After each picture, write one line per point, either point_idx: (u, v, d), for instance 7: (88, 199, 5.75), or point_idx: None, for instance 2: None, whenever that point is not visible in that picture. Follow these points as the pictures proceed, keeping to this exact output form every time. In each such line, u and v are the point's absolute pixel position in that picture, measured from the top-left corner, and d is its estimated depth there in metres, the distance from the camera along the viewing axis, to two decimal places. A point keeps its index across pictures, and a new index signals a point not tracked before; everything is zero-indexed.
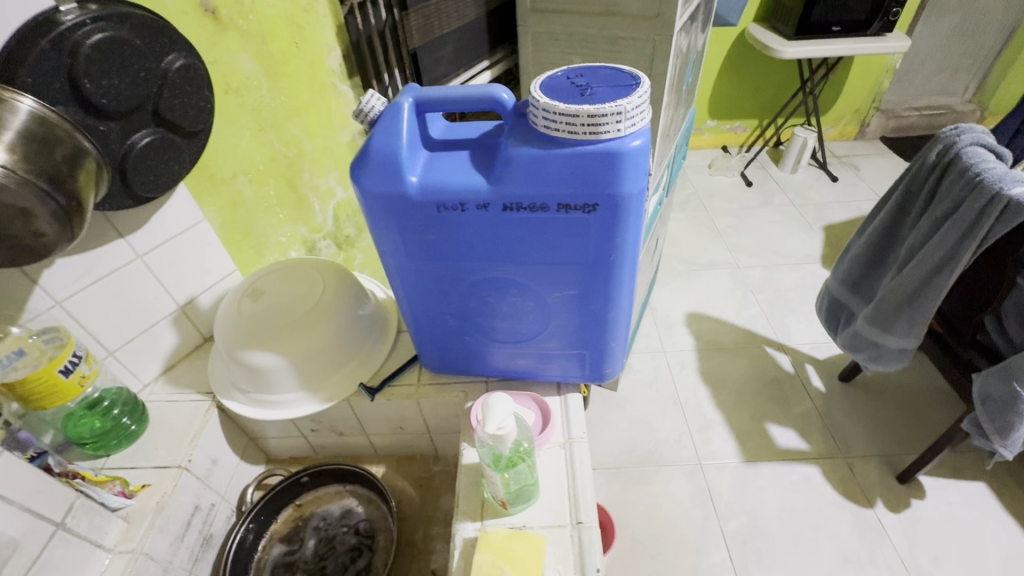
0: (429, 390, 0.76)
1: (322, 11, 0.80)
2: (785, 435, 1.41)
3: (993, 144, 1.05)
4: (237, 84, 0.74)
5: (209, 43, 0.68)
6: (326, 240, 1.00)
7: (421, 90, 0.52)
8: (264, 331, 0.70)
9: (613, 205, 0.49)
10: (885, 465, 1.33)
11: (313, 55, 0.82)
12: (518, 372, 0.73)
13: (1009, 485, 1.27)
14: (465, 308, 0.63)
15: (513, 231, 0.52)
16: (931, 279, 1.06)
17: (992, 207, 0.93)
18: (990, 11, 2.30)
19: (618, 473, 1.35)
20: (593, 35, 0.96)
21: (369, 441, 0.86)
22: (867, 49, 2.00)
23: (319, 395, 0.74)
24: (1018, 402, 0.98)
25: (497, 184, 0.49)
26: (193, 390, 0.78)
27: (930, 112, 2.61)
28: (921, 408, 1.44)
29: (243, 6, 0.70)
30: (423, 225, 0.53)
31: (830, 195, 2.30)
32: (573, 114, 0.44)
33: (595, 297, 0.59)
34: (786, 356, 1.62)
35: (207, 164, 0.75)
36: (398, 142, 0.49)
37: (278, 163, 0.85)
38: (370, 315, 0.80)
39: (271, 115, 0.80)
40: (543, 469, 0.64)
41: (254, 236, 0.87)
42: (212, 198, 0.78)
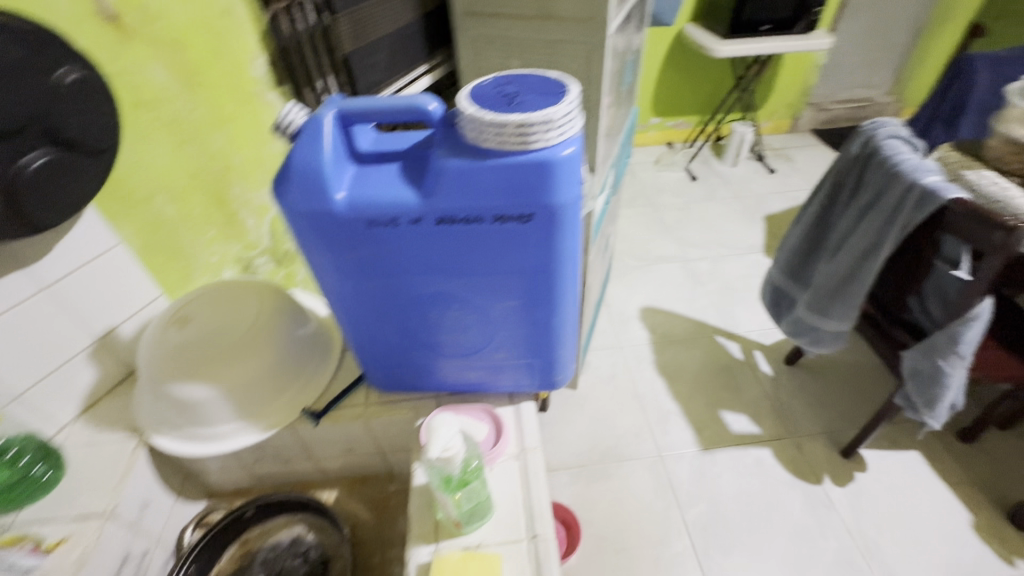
0: (378, 409, 0.74)
1: (242, 15, 0.74)
2: (738, 420, 1.46)
3: (907, 135, 1.12)
4: (150, 96, 0.68)
5: (113, 52, 0.63)
6: (263, 257, 0.95)
7: (344, 101, 0.49)
8: (193, 360, 0.66)
9: (549, 215, 0.48)
10: (829, 442, 1.40)
11: (232, 61, 0.76)
12: (469, 384, 0.72)
13: (939, 451, 1.37)
14: (409, 323, 0.61)
15: (451, 244, 0.51)
16: (861, 265, 1.12)
17: (909, 195, 0.98)
18: (901, 10, 2.47)
19: (581, 472, 1.35)
20: (528, 38, 0.93)
21: (318, 466, 0.84)
22: (794, 47, 2.10)
23: (259, 423, 0.70)
24: (942, 375, 1.05)
25: (429, 197, 0.48)
26: (118, 430, 0.73)
27: (854, 104, 2.78)
28: (859, 385, 1.53)
29: (148, 12, 0.65)
30: (355, 242, 0.51)
31: (769, 187, 2.41)
32: (501, 124, 0.44)
33: (539, 306, 0.59)
34: (736, 344, 1.68)
35: (121, 183, 0.69)
36: (321, 157, 0.47)
37: (204, 178, 0.79)
38: (310, 334, 0.77)
39: (191, 128, 0.74)
40: (497, 484, 0.64)
41: (181, 257, 0.81)
42: (129, 219, 0.72)
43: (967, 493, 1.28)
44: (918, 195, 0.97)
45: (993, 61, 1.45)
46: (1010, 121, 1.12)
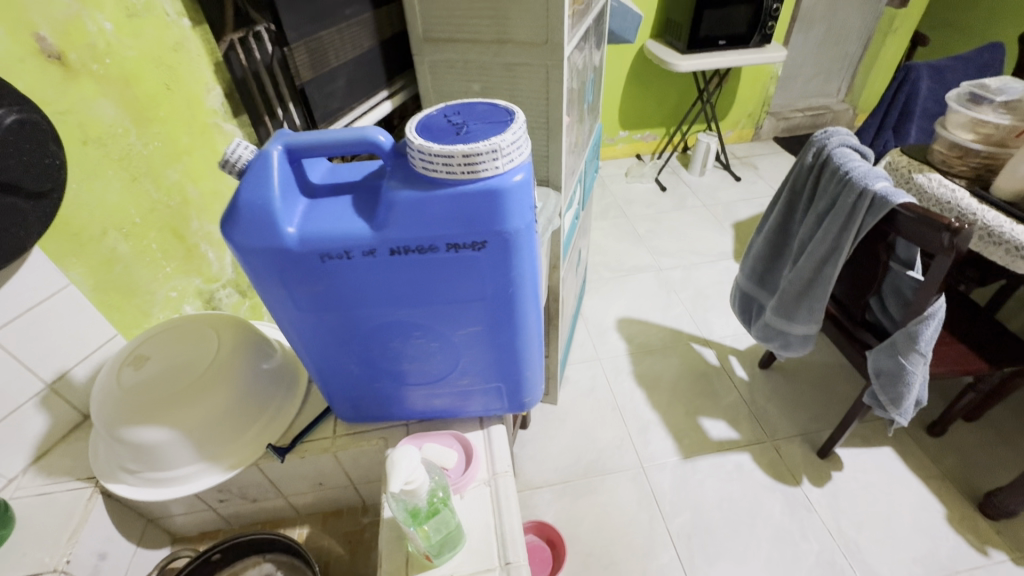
0: (346, 441, 0.73)
1: (195, 49, 0.74)
2: (717, 427, 1.47)
3: (857, 144, 1.16)
4: (98, 133, 0.67)
5: (57, 91, 0.62)
6: (227, 288, 0.93)
7: (292, 136, 0.49)
8: (149, 402, 0.63)
9: (502, 241, 0.49)
10: (806, 442, 1.43)
11: (188, 95, 0.75)
12: (437, 411, 0.71)
13: (910, 446, 1.40)
14: (371, 354, 0.61)
15: (407, 274, 0.51)
16: (822, 269, 1.15)
17: (862, 201, 1.01)
18: (849, 22, 2.61)
19: (564, 488, 1.34)
20: (488, 62, 0.94)
21: (289, 503, 0.82)
22: (750, 60, 2.17)
23: (223, 463, 0.68)
24: (905, 373, 1.09)
25: (380, 229, 0.48)
26: (71, 477, 0.72)
27: (812, 113, 2.89)
28: (832, 384, 1.57)
29: (96, 49, 0.64)
30: (308, 276, 0.51)
31: (735, 194, 2.48)
32: (448, 154, 0.44)
33: (501, 330, 0.59)
34: (711, 351, 1.70)
35: (69, 222, 0.67)
36: (269, 193, 0.47)
37: (160, 213, 0.77)
38: (275, 368, 0.75)
39: (144, 162, 0.73)
40: (468, 512, 0.64)
41: (138, 294, 0.78)
42: (78, 258, 0.70)
43: (940, 486, 1.32)
44: (870, 200, 1.00)
45: (936, 69, 1.52)
46: (952, 126, 1.18)
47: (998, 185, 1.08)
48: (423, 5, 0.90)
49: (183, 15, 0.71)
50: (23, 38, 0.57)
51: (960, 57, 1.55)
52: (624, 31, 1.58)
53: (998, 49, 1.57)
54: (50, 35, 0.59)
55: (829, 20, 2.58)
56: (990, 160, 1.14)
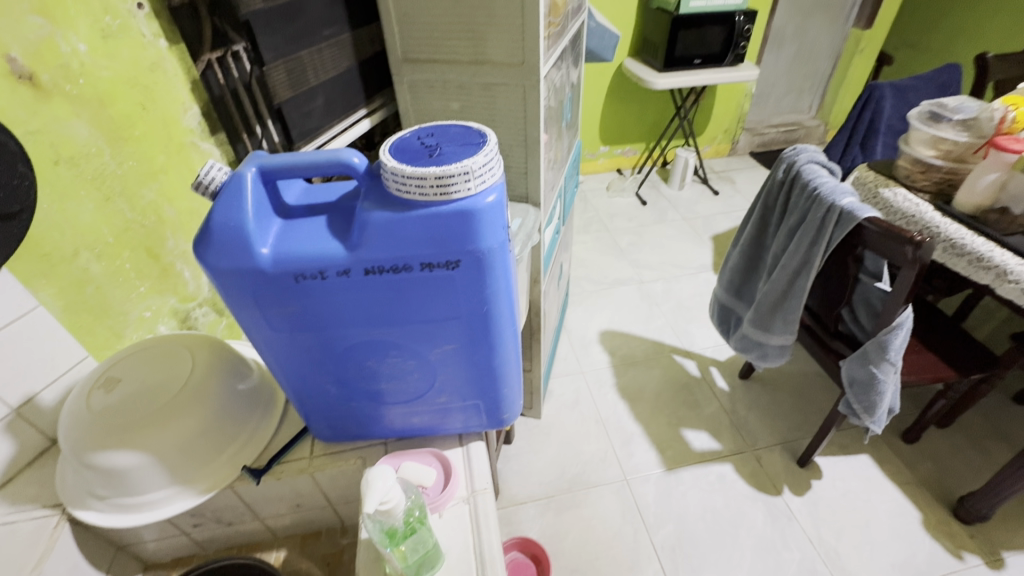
0: (324, 461, 0.73)
1: (172, 69, 0.74)
2: (699, 438, 1.49)
3: (825, 160, 1.20)
4: (71, 153, 0.66)
5: (29, 111, 0.61)
6: (202, 307, 0.91)
7: (267, 158, 0.50)
8: (119, 426, 0.62)
9: (475, 260, 0.50)
10: (786, 452, 1.45)
11: (165, 115, 0.75)
12: (416, 429, 0.71)
13: (886, 453, 1.43)
14: (347, 373, 0.61)
15: (383, 293, 0.52)
16: (796, 280, 1.18)
17: (830, 215, 1.05)
18: (818, 42, 2.72)
19: (549, 502, 1.34)
20: (466, 82, 0.95)
21: (265, 525, 0.80)
22: (724, 79, 2.24)
23: (196, 487, 0.67)
24: (876, 382, 1.11)
25: (355, 250, 0.48)
26: (38, 505, 0.70)
27: (785, 128, 2.98)
28: (810, 393, 1.60)
29: (69, 69, 0.64)
30: (283, 296, 0.51)
31: (714, 208, 2.53)
32: (421, 176, 0.45)
33: (478, 348, 0.60)
34: (692, 362, 1.72)
35: (40, 243, 0.66)
36: (243, 215, 0.47)
37: (134, 233, 0.76)
38: (252, 388, 0.74)
39: (118, 182, 0.72)
40: (447, 531, 0.63)
41: (110, 315, 0.77)
42: (47, 279, 0.68)
43: (916, 492, 1.34)
44: (838, 214, 1.03)
45: (899, 88, 1.58)
46: (915, 142, 1.23)
47: (959, 200, 1.13)
48: (401, 26, 0.92)
49: (160, 36, 0.71)
50: None
51: (920, 78, 1.63)
52: (602, 50, 1.62)
53: (955, 70, 1.65)
54: (21, 56, 0.59)
55: (799, 41, 2.69)
56: (951, 175, 1.19)
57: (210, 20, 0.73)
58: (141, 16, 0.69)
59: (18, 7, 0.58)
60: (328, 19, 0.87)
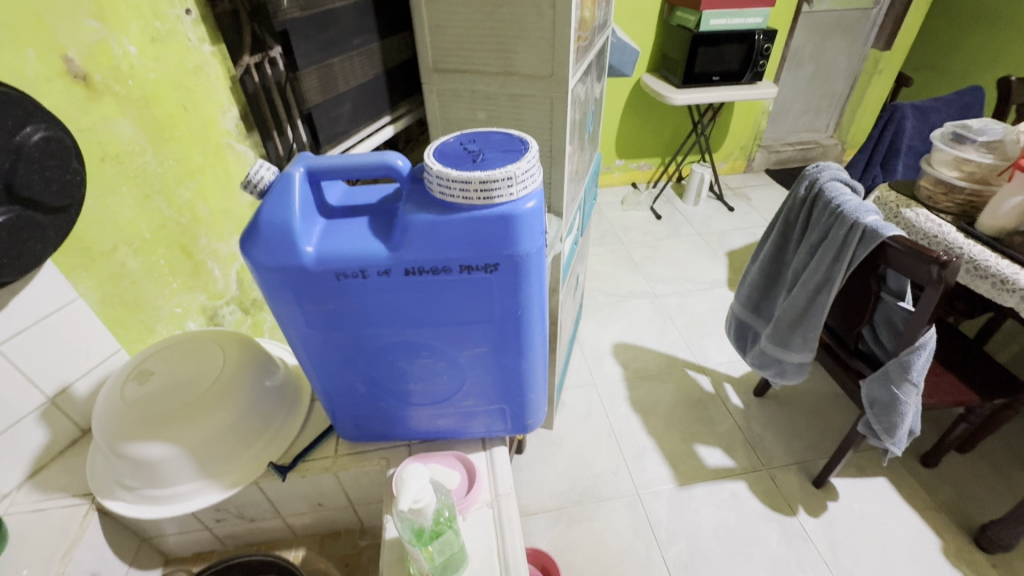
0: (347, 460, 0.73)
1: (214, 72, 0.76)
2: (713, 454, 1.47)
3: (848, 178, 1.20)
4: (116, 151, 0.68)
5: (80, 109, 0.64)
6: (230, 305, 0.93)
7: (313, 158, 0.51)
8: (152, 418, 0.63)
9: (513, 264, 0.50)
10: (802, 471, 1.43)
11: (205, 116, 0.77)
12: (440, 431, 0.72)
13: (905, 476, 1.41)
14: (377, 373, 0.62)
15: (419, 294, 0.53)
16: (816, 297, 1.17)
17: (853, 233, 1.04)
18: (836, 62, 2.73)
19: (560, 514, 1.33)
20: (494, 92, 0.97)
21: (285, 523, 0.81)
22: (743, 96, 2.25)
23: (223, 481, 0.68)
24: (898, 403, 1.10)
25: (396, 250, 0.49)
26: (67, 494, 0.71)
27: (802, 147, 2.98)
28: (826, 413, 1.58)
29: (120, 71, 0.66)
30: (322, 294, 0.52)
31: (729, 224, 2.53)
32: (465, 180, 0.46)
33: (507, 353, 0.60)
34: (706, 377, 1.71)
35: (81, 237, 0.68)
36: (289, 212, 0.48)
37: (169, 230, 0.78)
38: (279, 385, 0.75)
39: (157, 180, 0.74)
40: (470, 535, 0.64)
41: (143, 309, 0.78)
42: (87, 272, 0.70)
43: (935, 518, 1.32)
44: (861, 232, 1.03)
45: (920, 109, 1.58)
46: (937, 163, 1.23)
47: (982, 223, 1.13)
48: (433, 36, 0.94)
49: (205, 41, 0.74)
50: (51, 60, 0.59)
51: (942, 99, 1.63)
52: (623, 65, 1.64)
53: (978, 92, 1.65)
54: (77, 56, 0.62)
55: (817, 61, 2.71)
56: (974, 197, 1.19)
57: (250, 26, 0.76)
58: (189, 22, 0.71)
59: (76, 11, 0.60)
60: (359, 28, 0.90)
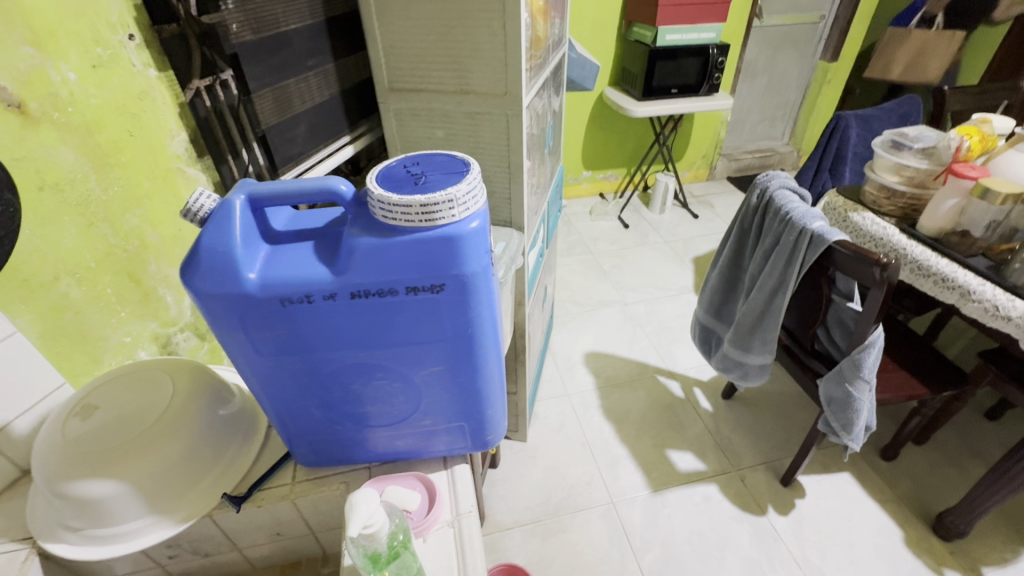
0: (306, 487, 0.72)
1: (160, 97, 0.75)
2: (684, 458, 1.50)
3: (796, 186, 1.25)
4: (56, 179, 0.66)
5: (15, 138, 0.62)
6: (184, 332, 0.90)
7: (255, 185, 0.51)
8: (95, 454, 0.60)
9: (460, 284, 0.51)
10: (769, 471, 1.46)
11: (152, 141, 0.76)
12: (401, 453, 0.71)
13: (867, 470, 1.46)
14: (330, 398, 0.61)
15: (368, 317, 0.53)
16: (772, 301, 1.21)
17: (802, 238, 1.09)
18: (788, 73, 2.86)
19: (536, 527, 1.33)
20: (451, 110, 0.98)
21: (244, 556, 0.79)
22: (701, 107, 2.33)
23: (174, 516, 0.65)
24: (852, 400, 1.14)
25: (341, 274, 0.49)
26: (6, 538, 0.68)
27: (761, 154, 3.10)
28: (791, 413, 1.62)
29: (58, 98, 0.64)
30: (269, 321, 0.51)
31: (694, 231, 2.59)
32: (407, 204, 0.47)
33: (462, 370, 0.61)
34: (676, 382, 1.74)
35: (20, 268, 0.65)
36: (230, 240, 0.48)
37: (115, 257, 0.76)
38: (234, 414, 0.73)
39: (102, 208, 0.72)
40: (432, 556, 0.63)
41: (89, 339, 0.76)
42: (26, 305, 0.67)
43: (896, 509, 1.36)
44: (809, 237, 1.07)
45: (863, 118, 1.67)
46: (880, 170, 1.29)
47: (923, 224, 1.19)
48: (389, 56, 0.95)
49: (150, 65, 0.73)
50: None
51: (884, 108, 1.71)
52: (583, 80, 1.68)
53: (915, 102, 1.75)
54: (11, 85, 0.60)
55: (770, 72, 2.83)
56: (914, 201, 1.25)
57: (200, 50, 0.75)
58: (132, 47, 0.71)
59: (11, 38, 0.59)
60: (312, 50, 0.90)
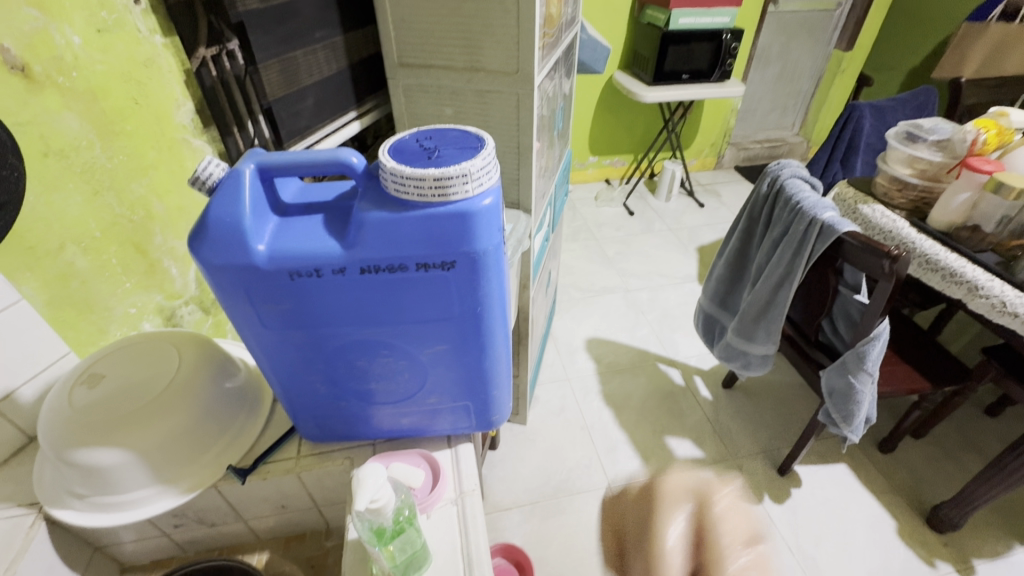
0: (311, 461, 0.72)
1: (166, 64, 0.74)
2: (682, 445, 1.50)
3: (807, 176, 1.24)
4: (60, 146, 0.65)
5: (19, 101, 0.60)
6: (188, 305, 0.90)
7: (265, 155, 0.50)
8: (102, 423, 0.60)
9: (471, 261, 0.50)
10: (767, 460, 1.47)
11: (157, 110, 0.74)
12: (405, 430, 0.71)
13: (863, 462, 1.46)
14: (336, 373, 0.61)
15: (378, 293, 0.52)
16: (778, 291, 1.21)
17: (812, 228, 1.08)
18: (802, 62, 2.80)
19: (533, 509, 1.34)
20: (460, 88, 0.97)
21: (249, 527, 0.80)
22: (711, 94, 2.29)
23: (179, 486, 0.66)
24: (854, 391, 1.14)
25: (351, 248, 0.49)
26: (13, 504, 0.69)
27: (769, 144, 3.06)
28: (791, 403, 1.62)
29: (63, 62, 0.63)
30: (277, 293, 0.51)
31: (700, 220, 2.57)
32: (420, 178, 0.46)
33: (469, 350, 0.60)
34: (676, 370, 1.75)
35: (25, 235, 0.64)
36: (239, 210, 0.47)
37: (120, 228, 0.75)
38: (239, 387, 0.74)
39: (107, 176, 0.71)
40: (435, 532, 0.64)
41: (95, 310, 0.76)
42: (31, 273, 0.67)
43: (891, 500, 1.38)
44: (819, 227, 1.06)
45: (877, 109, 1.64)
46: (893, 161, 1.27)
47: (933, 218, 1.17)
48: (399, 30, 0.93)
49: (156, 31, 0.71)
50: None
51: (898, 99, 1.68)
52: (594, 61, 1.65)
53: (931, 94, 1.72)
54: (14, 46, 0.58)
55: (783, 61, 2.78)
56: (926, 193, 1.23)
57: (207, 18, 0.73)
58: (138, 12, 0.69)
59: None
60: (321, 21, 0.88)
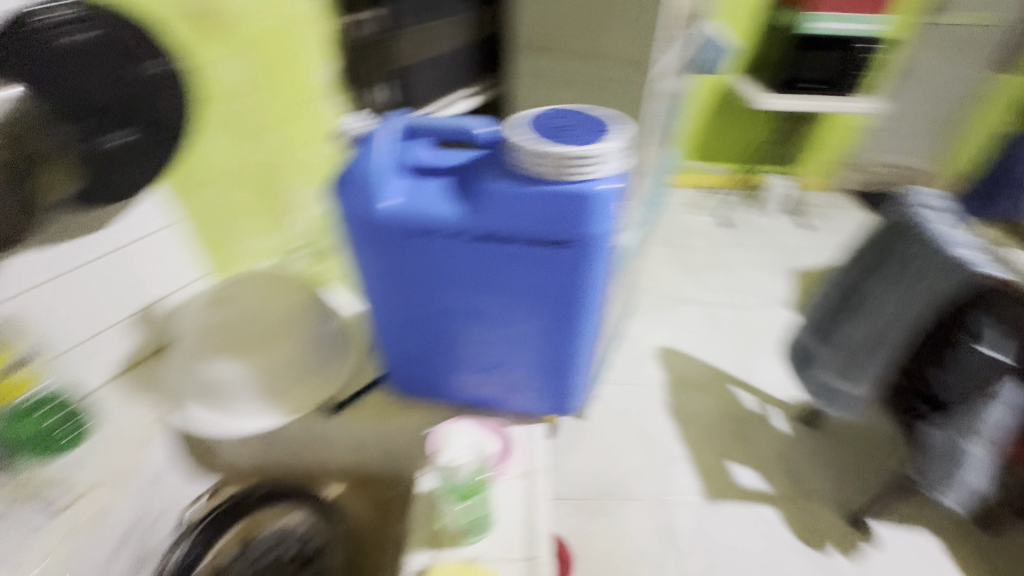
0: (393, 411, 0.76)
1: (313, 26, 0.80)
2: (749, 474, 1.41)
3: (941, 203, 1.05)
4: (221, 92, 0.73)
5: (196, 47, 0.68)
6: (301, 248, 0.93)
7: (411, 120, 0.56)
8: (229, 335, 0.70)
9: (582, 245, 0.51)
10: (843, 509, 1.35)
11: (299, 70, 0.81)
12: (482, 399, 0.73)
13: (959, 535, 1.30)
14: (431, 332, 0.64)
15: (486, 262, 0.54)
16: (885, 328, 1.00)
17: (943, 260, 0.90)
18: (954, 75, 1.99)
19: (582, 506, 1.32)
20: (576, 73, 0.96)
21: (326, 463, 0.85)
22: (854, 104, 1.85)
23: (277, 411, 0.72)
24: (960, 453, 0.97)
25: (471, 215, 0.51)
26: (145, 403, 0.78)
27: None
28: (881, 454, 1.47)
29: (234, 16, 0.70)
30: (395, 248, 0.54)
31: None
32: (546, 156, 0.47)
33: (560, 333, 0.61)
34: (753, 397, 1.59)
35: (184, 168, 0.74)
36: (377, 165, 0.51)
37: (258, 171, 0.83)
38: (336, 331, 0.80)
39: (254, 123, 0.79)
40: (501, 501, 0.65)
41: (227, 242, 0.85)
42: (185, 201, 0.76)
43: None
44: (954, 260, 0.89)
45: None
46: None
47: None
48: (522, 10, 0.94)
49: None
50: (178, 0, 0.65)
51: None
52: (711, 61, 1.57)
53: None
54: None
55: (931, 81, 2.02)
56: None
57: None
58: None
59: None
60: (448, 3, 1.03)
